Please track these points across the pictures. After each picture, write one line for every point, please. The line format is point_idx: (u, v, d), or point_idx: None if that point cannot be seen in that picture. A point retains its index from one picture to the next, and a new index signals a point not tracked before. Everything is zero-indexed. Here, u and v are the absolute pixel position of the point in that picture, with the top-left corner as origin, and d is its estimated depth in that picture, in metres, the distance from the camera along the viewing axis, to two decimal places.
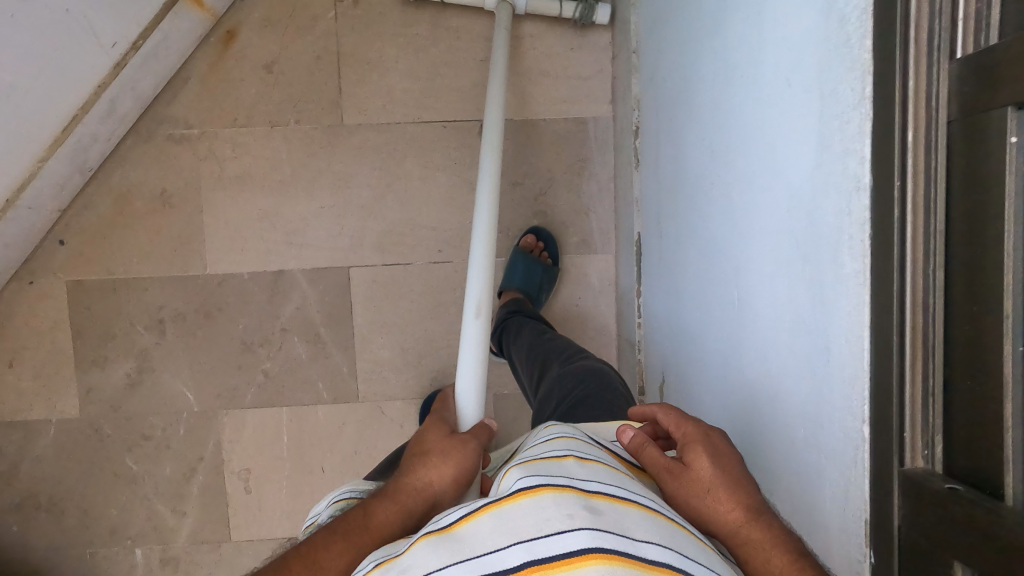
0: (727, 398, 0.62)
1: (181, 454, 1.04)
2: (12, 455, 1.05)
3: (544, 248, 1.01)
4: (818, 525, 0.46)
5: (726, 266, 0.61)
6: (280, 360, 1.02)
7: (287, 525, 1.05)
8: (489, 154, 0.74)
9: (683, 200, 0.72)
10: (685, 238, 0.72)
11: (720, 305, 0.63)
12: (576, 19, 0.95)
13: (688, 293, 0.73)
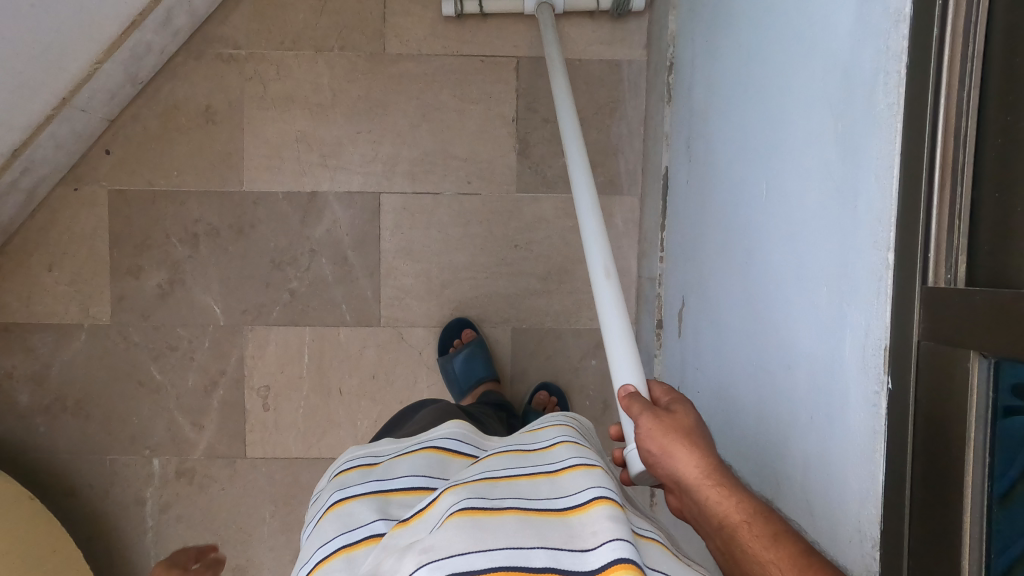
0: (751, 292, 0.63)
1: (204, 367, 1.05)
2: (41, 358, 1.06)
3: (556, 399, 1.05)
4: (836, 375, 0.46)
5: (761, 165, 0.63)
6: (308, 279, 1.04)
7: (302, 444, 1.06)
8: (558, 77, 0.80)
9: (720, 115, 0.74)
10: (718, 152, 0.75)
11: (751, 206, 0.65)
12: (613, 8, 0.99)
13: (716, 206, 0.75)
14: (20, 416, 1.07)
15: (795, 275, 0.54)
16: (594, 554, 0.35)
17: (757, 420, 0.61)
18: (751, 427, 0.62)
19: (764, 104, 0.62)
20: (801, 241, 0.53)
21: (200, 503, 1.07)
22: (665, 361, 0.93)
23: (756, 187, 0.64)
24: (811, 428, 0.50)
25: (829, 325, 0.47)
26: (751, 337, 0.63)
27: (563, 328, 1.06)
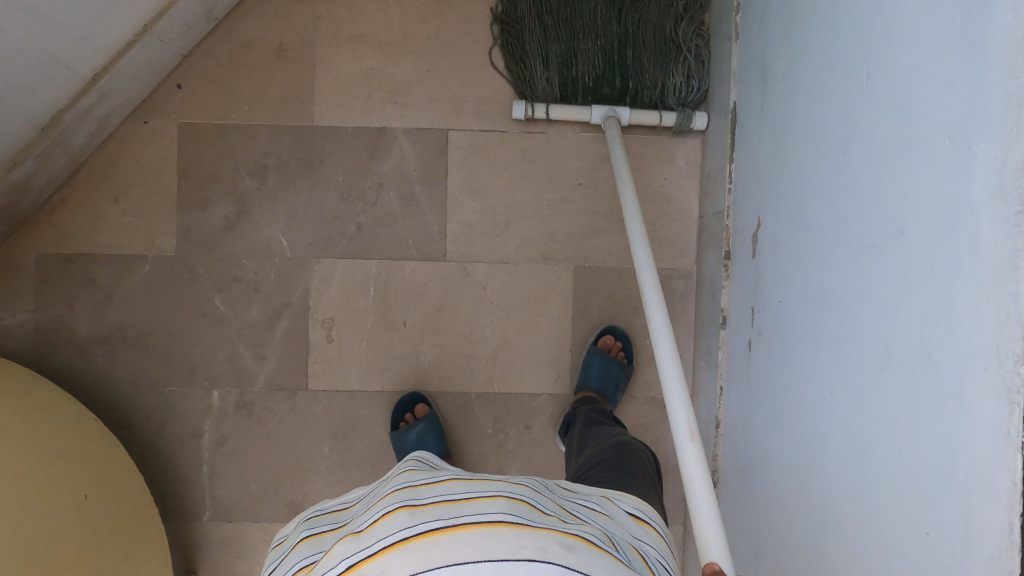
0: (846, 185, 0.67)
1: (269, 297, 1.05)
2: (103, 289, 1.05)
3: (622, 347, 1.07)
4: (964, 220, 0.50)
5: (854, 65, 0.66)
6: (375, 213, 1.06)
7: (364, 377, 1.07)
8: (615, 142, 0.94)
9: (801, 33, 0.78)
10: (800, 67, 0.78)
11: (843, 106, 0.68)
12: (675, 126, 1.05)
13: (798, 118, 0.78)
14: (79, 347, 1.05)
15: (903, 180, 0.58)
16: (540, 568, 0.40)
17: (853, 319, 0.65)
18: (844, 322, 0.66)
19: (859, 6, 0.65)
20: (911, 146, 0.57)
21: (257, 437, 1.06)
22: (735, 289, 0.96)
23: (848, 87, 0.67)
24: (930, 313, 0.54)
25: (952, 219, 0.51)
26: (848, 233, 0.66)
27: (624, 266, 1.08)
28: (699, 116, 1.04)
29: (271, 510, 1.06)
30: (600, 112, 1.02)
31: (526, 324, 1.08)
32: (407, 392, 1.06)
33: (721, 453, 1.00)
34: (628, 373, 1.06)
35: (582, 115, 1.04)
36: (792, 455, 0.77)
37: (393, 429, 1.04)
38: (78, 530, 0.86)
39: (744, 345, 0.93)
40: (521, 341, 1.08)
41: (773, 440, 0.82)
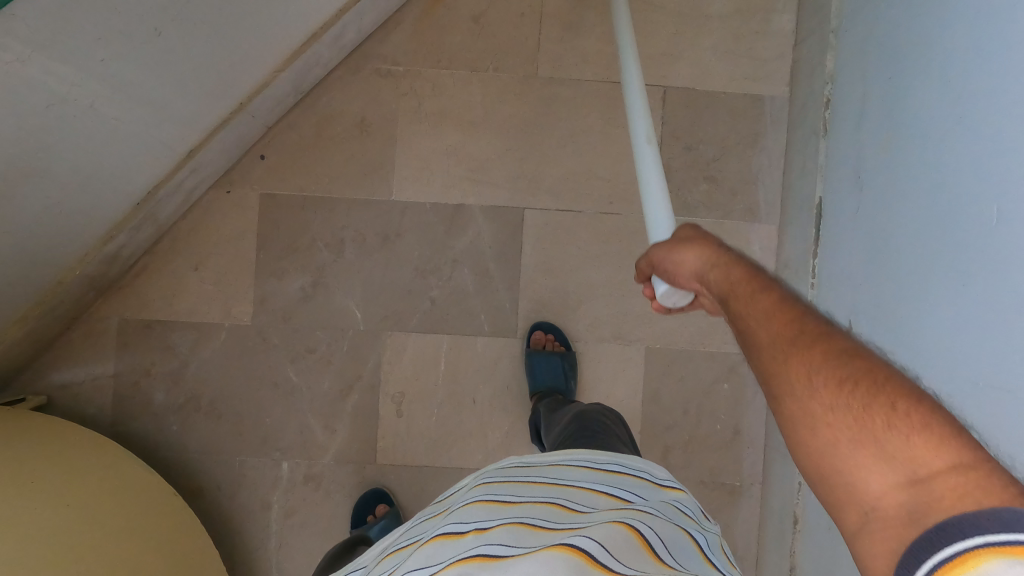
0: (940, 333, 0.67)
1: (342, 370, 1.06)
2: (179, 356, 1.06)
3: (554, 339, 1.05)
4: None
5: (953, 214, 0.66)
6: (449, 290, 1.07)
7: (431, 453, 1.06)
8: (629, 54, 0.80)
9: (895, 160, 0.78)
10: (891, 193, 0.78)
11: (938, 251, 0.68)
12: None
13: (887, 242, 0.79)
14: (155, 413, 1.06)
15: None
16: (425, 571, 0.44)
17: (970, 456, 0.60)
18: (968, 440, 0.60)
19: (958, 158, 0.66)
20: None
21: (324, 511, 1.05)
22: None
23: (945, 232, 0.67)
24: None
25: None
26: (939, 380, 0.66)
27: (698, 350, 1.07)
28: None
29: None
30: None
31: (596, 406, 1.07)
32: (369, 489, 1.05)
33: (799, 551, 0.96)
34: (572, 360, 1.04)
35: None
36: None
37: (356, 526, 1.03)
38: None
39: None
40: None
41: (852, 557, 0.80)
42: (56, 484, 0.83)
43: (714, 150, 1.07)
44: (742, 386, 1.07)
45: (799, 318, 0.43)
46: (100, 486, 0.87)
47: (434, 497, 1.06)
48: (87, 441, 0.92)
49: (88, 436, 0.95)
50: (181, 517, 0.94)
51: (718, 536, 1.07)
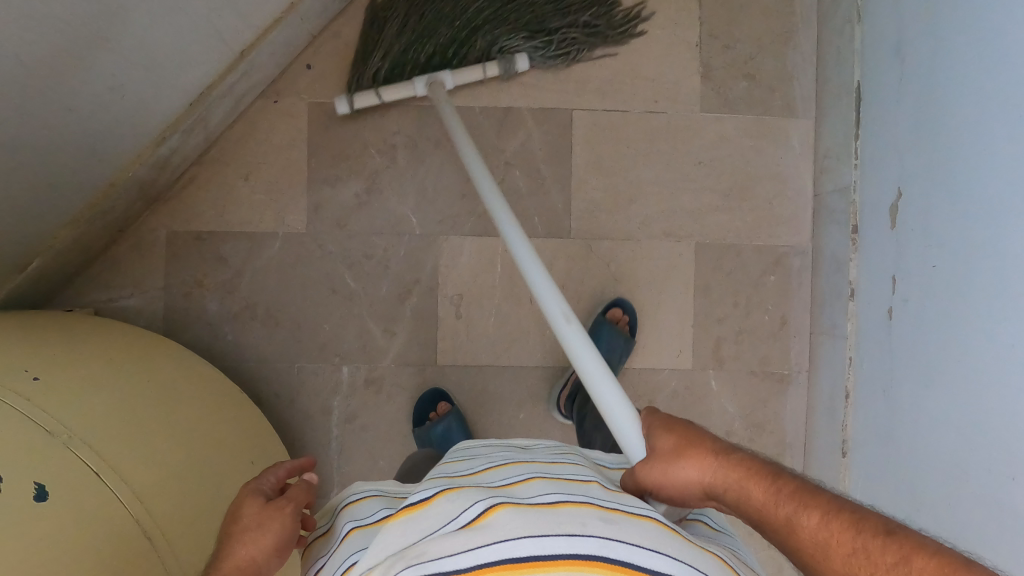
0: (1015, 155, 0.71)
1: (399, 274, 1.07)
2: (232, 266, 1.05)
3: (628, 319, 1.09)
4: None
5: (1017, 46, 0.71)
6: (502, 192, 1.08)
7: (491, 353, 1.08)
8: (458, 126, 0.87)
9: (944, 22, 0.83)
10: (942, 54, 0.84)
11: (1004, 84, 0.73)
12: None
13: (942, 100, 0.84)
14: (209, 324, 1.05)
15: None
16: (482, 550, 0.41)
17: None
18: None
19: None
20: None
21: (388, 413, 1.06)
22: (863, 261, 0.99)
23: (1010, 65, 0.72)
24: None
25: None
26: (1017, 197, 0.71)
27: (744, 243, 1.11)
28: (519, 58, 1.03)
29: None
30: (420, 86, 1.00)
31: (648, 301, 1.10)
32: (428, 389, 1.06)
33: (851, 423, 1.00)
34: (626, 349, 1.09)
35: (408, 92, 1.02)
36: (957, 415, 0.79)
37: (417, 426, 1.04)
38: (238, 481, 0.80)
39: (882, 313, 0.94)
40: (645, 316, 1.09)
41: (926, 400, 0.84)
42: (133, 371, 0.77)
43: (752, 49, 1.11)
44: (787, 277, 1.10)
45: (856, 529, 0.43)
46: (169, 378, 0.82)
47: (495, 396, 1.08)
48: (143, 342, 0.85)
49: (131, 329, 0.90)
50: (245, 413, 0.90)
51: (769, 424, 1.10)
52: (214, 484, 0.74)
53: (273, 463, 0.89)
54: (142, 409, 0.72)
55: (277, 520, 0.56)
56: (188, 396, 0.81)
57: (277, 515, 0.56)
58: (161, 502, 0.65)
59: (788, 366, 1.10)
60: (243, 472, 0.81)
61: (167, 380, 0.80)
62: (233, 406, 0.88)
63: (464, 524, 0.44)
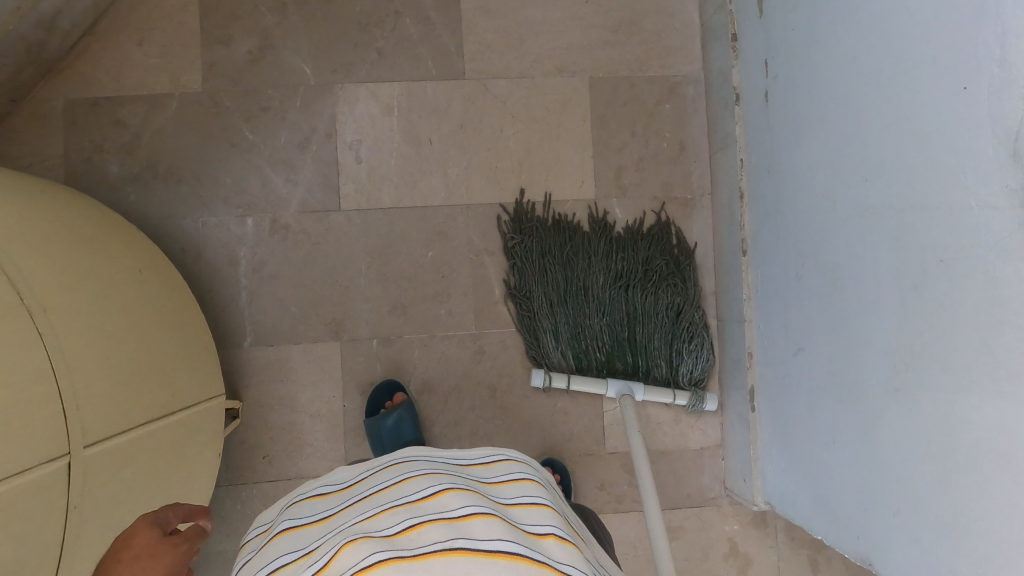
0: None
1: (296, 124, 1.08)
2: (132, 129, 1.07)
3: (560, 479, 1.10)
4: None
5: None
6: (393, 39, 1.10)
7: (393, 195, 1.09)
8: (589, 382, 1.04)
9: None
10: None
11: None
12: None
13: None
14: (111, 187, 1.06)
15: (921, 134, 0.63)
16: None
17: (877, 410, 0.72)
18: (892, 163, 0.67)
19: None
20: (937, 325, 0.62)
21: (296, 259, 1.07)
22: (743, 63, 1.00)
23: None
24: (965, 315, 0.58)
25: (1000, 379, 0.55)
26: None
27: (637, 76, 1.13)
28: (711, 399, 1.07)
29: (313, 330, 1.07)
30: (614, 389, 1.04)
31: (547, 139, 1.12)
32: (331, 233, 1.08)
33: (747, 220, 1.01)
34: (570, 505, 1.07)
35: (598, 386, 1.06)
36: (823, 153, 0.80)
37: (369, 416, 1.05)
38: (131, 307, 0.75)
39: (761, 98, 0.95)
40: (546, 152, 1.12)
41: (800, 152, 0.86)
42: (36, 205, 0.71)
43: None
44: (681, 105, 1.13)
45: None
46: (72, 219, 0.75)
47: (401, 239, 1.09)
48: (36, 183, 0.76)
49: (31, 178, 0.77)
50: (154, 262, 0.85)
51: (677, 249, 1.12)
52: (109, 303, 0.71)
53: (171, 301, 0.85)
54: (30, 223, 0.67)
55: (169, 554, 0.52)
56: (74, 217, 0.76)
57: (168, 550, 0.53)
58: (66, 335, 0.63)
59: (690, 189, 1.13)
60: (142, 291, 0.79)
61: (68, 217, 0.74)
62: (142, 257, 0.83)
63: (419, 558, 0.45)
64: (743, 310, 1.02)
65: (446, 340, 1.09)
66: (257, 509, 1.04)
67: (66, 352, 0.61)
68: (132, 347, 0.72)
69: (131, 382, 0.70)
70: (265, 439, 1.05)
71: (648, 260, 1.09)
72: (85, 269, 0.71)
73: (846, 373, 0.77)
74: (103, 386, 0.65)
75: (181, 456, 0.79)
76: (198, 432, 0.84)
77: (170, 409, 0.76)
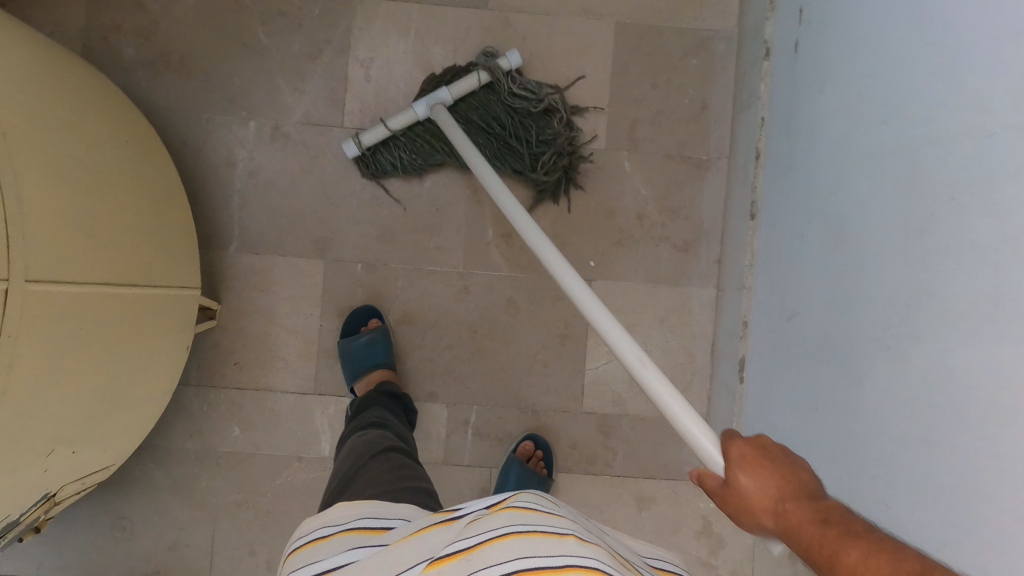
0: None
1: (311, 33, 1.06)
2: (151, 15, 1.05)
3: (541, 456, 1.04)
4: None
5: None
6: None
7: (398, 118, 1.06)
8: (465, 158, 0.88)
9: None
10: None
11: None
12: None
13: None
14: (124, 71, 1.05)
15: (948, 64, 0.57)
16: None
17: (865, 366, 0.67)
18: (914, 100, 0.62)
19: None
20: (940, 272, 0.57)
21: (292, 169, 1.05)
22: (780, 15, 0.94)
23: None
24: (964, 258, 0.54)
25: (994, 325, 0.50)
26: None
27: (667, 25, 1.08)
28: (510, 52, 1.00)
29: (299, 244, 1.05)
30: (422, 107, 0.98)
31: (565, 80, 1.08)
32: (331, 148, 1.06)
33: (760, 183, 0.96)
34: (548, 484, 1.02)
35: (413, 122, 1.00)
36: (844, 98, 0.75)
37: (343, 336, 1.03)
38: (114, 179, 0.77)
39: (792, 50, 0.89)
40: (561, 92, 1.08)
41: (820, 102, 0.80)
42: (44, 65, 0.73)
43: None
44: (709, 62, 1.08)
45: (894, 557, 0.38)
46: (82, 89, 0.78)
47: (400, 164, 1.06)
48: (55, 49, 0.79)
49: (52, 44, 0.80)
50: (152, 150, 0.88)
51: (684, 210, 1.07)
52: (91, 168, 0.74)
53: (160, 188, 0.87)
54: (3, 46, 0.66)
55: None
56: (60, 65, 0.76)
57: None
58: (35, 180, 0.64)
59: (707, 150, 1.07)
60: (119, 155, 0.80)
61: (77, 86, 0.77)
62: (140, 141, 0.86)
63: None
64: (744, 276, 0.97)
65: (432, 274, 1.06)
66: (222, 414, 1.03)
67: (17, 176, 0.61)
68: (89, 201, 0.72)
69: (81, 230, 0.69)
70: (238, 345, 1.04)
71: (547, 137, 1.02)
72: (75, 133, 0.73)
73: (838, 333, 0.72)
74: (53, 223, 0.65)
75: (136, 320, 0.79)
76: (161, 303, 0.84)
77: (132, 278, 0.78)
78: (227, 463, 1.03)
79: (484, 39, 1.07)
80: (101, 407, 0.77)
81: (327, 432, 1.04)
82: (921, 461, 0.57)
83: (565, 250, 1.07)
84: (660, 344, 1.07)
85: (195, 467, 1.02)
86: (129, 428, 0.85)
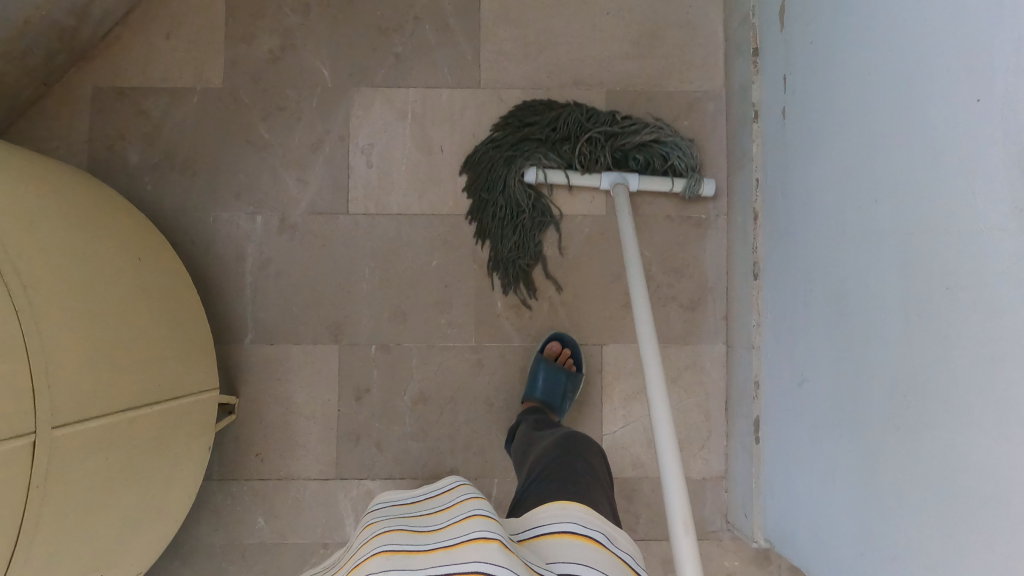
0: None
1: (311, 124, 1.10)
2: (154, 120, 1.10)
3: (569, 354, 1.05)
4: None
5: None
6: (411, 43, 1.11)
7: (401, 200, 1.09)
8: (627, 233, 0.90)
9: None
10: None
11: None
12: None
13: None
14: (130, 175, 1.09)
15: (934, 158, 0.59)
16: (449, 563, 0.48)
17: (865, 355, 0.70)
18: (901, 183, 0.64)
19: None
20: (935, 349, 0.59)
21: (301, 259, 1.08)
22: (765, 80, 0.97)
23: None
24: (966, 352, 0.55)
25: (1003, 423, 0.50)
26: None
27: (656, 89, 1.11)
28: (706, 186, 1.05)
29: (312, 331, 1.07)
30: (607, 180, 1.03)
31: None
32: (338, 234, 1.08)
33: (761, 242, 0.98)
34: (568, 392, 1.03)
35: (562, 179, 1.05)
36: (834, 173, 0.77)
37: None
38: (132, 304, 0.80)
39: (778, 116, 0.92)
40: None
41: (812, 175, 0.82)
42: (60, 202, 0.76)
43: None
44: (700, 122, 1.10)
45: None
46: (97, 219, 0.81)
47: (406, 245, 1.08)
48: (68, 178, 0.82)
49: (67, 174, 0.83)
50: (166, 261, 0.90)
51: (688, 269, 1.09)
52: (109, 300, 0.76)
53: (178, 298, 0.89)
54: (13, 195, 0.69)
55: None
56: (74, 197, 0.79)
57: None
58: (55, 327, 0.66)
59: (705, 209, 1.09)
60: (131, 274, 0.82)
61: (91, 216, 0.80)
62: (154, 256, 0.88)
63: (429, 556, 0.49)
64: (751, 336, 0.99)
65: (444, 350, 1.07)
66: (246, 506, 1.04)
67: (34, 331, 0.63)
68: (109, 333, 0.74)
69: (101, 365, 0.71)
70: (258, 436, 1.05)
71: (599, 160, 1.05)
72: (92, 267, 0.75)
73: (848, 407, 0.73)
74: (75, 366, 0.67)
75: (162, 437, 0.81)
76: (184, 414, 0.86)
77: (157, 398, 0.80)
78: (254, 554, 1.03)
79: (478, 119, 1.10)
80: (125, 529, 0.78)
81: (350, 516, 1.05)
82: (936, 543, 0.58)
83: (574, 318, 1.08)
84: (674, 404, 1.07)
85: (222, 561, 1.03)
86: (157, 538, 0.86)
